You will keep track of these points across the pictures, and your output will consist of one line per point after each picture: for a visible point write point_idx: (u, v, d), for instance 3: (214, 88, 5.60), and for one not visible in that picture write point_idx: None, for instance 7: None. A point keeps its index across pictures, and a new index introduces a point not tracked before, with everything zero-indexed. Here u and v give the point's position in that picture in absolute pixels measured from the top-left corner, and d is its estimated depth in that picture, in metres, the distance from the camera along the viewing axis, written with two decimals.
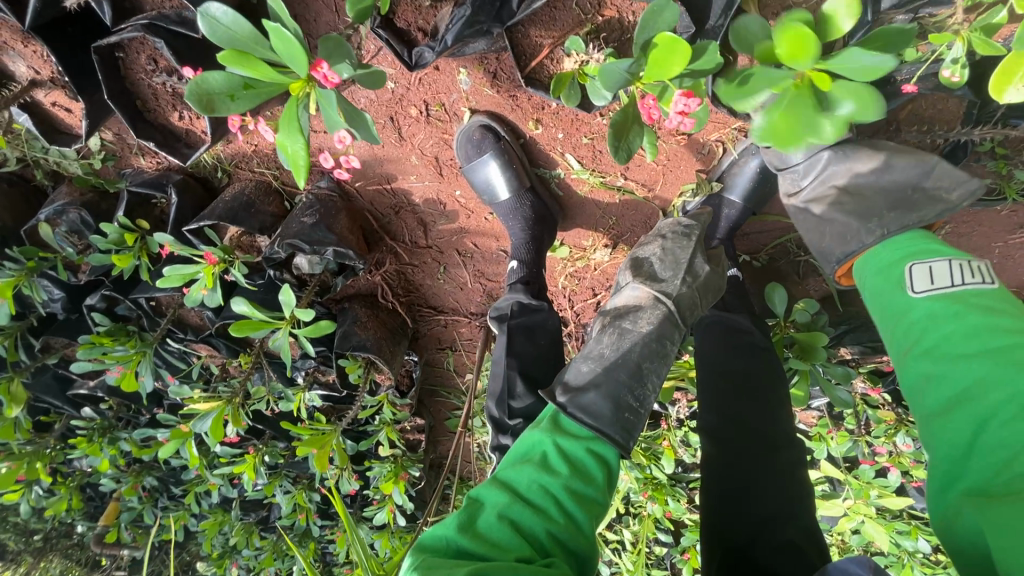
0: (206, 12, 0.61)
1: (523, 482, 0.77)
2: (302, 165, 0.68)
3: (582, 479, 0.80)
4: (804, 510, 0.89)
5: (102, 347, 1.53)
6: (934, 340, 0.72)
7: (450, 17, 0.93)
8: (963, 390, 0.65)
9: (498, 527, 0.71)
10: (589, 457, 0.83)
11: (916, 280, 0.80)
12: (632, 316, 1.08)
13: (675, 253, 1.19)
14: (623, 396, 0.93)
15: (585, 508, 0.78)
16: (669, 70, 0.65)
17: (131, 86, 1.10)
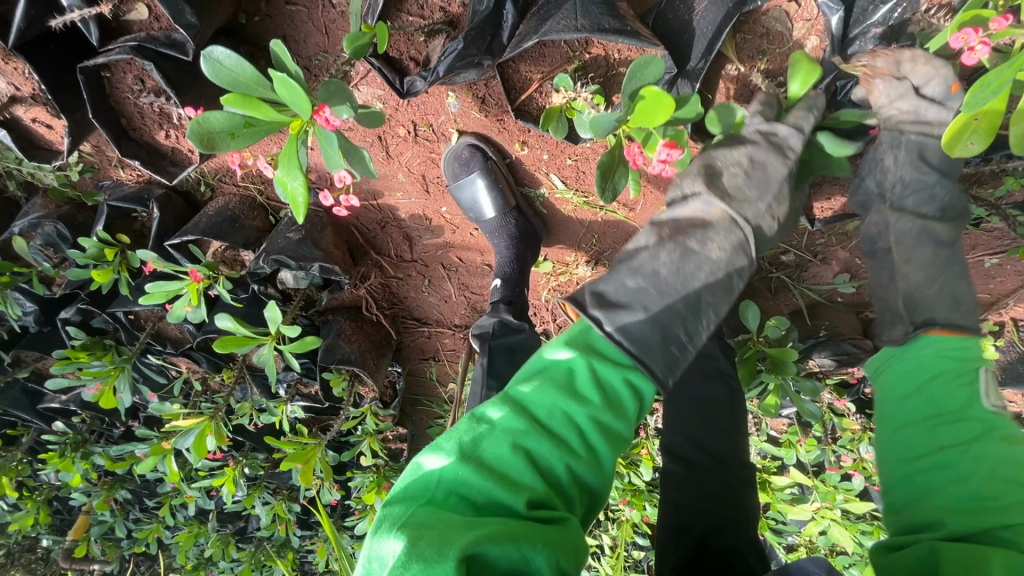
0: (209, 55, 0.62)
1: (541, 408, 0.69)
2: (302, 203, 0.70)
3: (611, 410, 0.71)
4: (745, 517, 1.04)
5: (78, 362, 1.51)
6: (978, 438, 0.70)
7: (442, 50, 0.95)
8: (991, 499, 0.64)
9: (511, 456, 0.64)
10: (625, 387, 0.73)
11: (985, 390, 0.76)
12: (698, 235, 0.84)
13: (762, 166, 0.91)
14: (675, 327, 0.77)
15: (610, 440, 0.70)
16: (653, 117, 0.72)
17: (116, 104, 1.10)
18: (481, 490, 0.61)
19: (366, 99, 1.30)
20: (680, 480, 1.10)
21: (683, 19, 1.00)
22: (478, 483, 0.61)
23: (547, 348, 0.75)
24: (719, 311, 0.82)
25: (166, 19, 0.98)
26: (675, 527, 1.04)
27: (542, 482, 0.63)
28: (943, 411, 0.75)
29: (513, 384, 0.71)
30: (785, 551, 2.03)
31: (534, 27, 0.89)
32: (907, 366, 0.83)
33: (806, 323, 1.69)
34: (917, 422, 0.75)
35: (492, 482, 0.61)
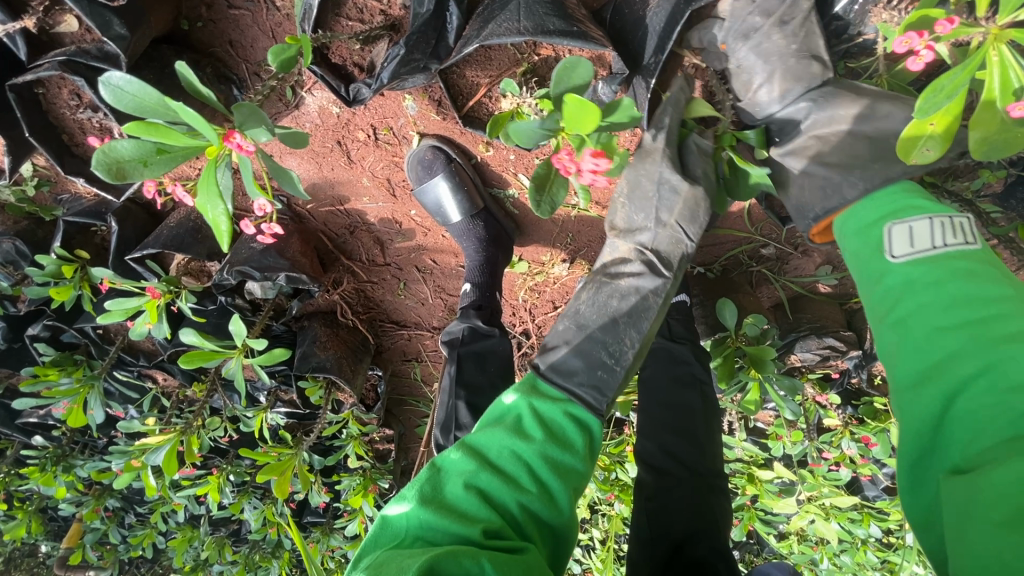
0: (108, 81, 0.59)
1: (493, 450, 0.73)
2: (225, 231, 0.67)
3: (559, 445, 0.76)
4: (717, 528, 1.01)
5: (47, 380, 1.48)
6: (910, 300, 0.68)
7: (385, 56, 0.90)
8: (936, 360, 0.62)
9: (467, 500, 0.66)
10: (569, 421, 0.79)
11: (894, 242, 0.75)
12: (612, 271, 1.03)
13: (642, 184, 1.04)
14: (595, 352, 0.91)
15: (563, 476, 0.73)
16: (580, 122, 0.78)
17: (55, 120, 1.05)
18: (439, 533, 0.62)
19: (321, 104, 1.26)
20: (653, 489, 1.08)
21: (638, 15, 0.99)
22: (436, 527, 0.63)
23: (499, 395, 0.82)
24: (640, 328, 0.94)
25: (95, 31, 0.93)
26: (649, 537, 1.01)
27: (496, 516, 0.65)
28: (882, 290, 0.73)
29: (470, 433, 0.76)
30: (777, 542, 2.01)
31: (476, 30, 0.84)
32: (858, 244, 0.82)
33: (788, 316, 1.67)
34: (879, 306, 0.73)
35: (449, 521, 0.63)
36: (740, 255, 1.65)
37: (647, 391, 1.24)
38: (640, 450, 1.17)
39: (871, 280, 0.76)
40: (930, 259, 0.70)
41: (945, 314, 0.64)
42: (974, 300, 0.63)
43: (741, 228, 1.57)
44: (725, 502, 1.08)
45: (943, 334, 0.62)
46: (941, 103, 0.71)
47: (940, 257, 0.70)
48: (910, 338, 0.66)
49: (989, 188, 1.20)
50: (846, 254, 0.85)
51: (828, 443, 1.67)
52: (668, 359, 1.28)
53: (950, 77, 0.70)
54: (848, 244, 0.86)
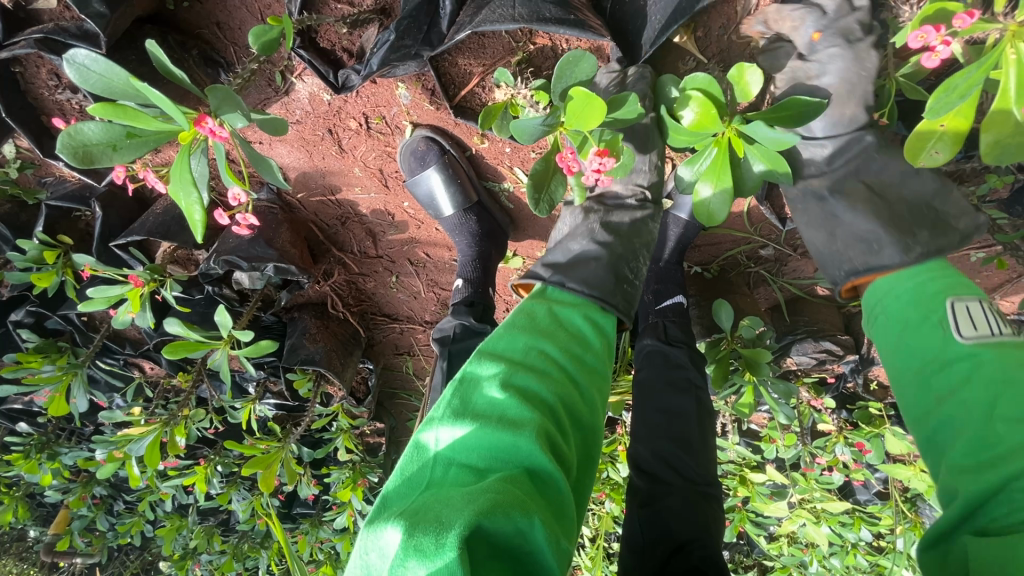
0: (71, 59, 0.55)
1: (522, 356, 0.70)
2: (198, 221, 0.64)
3: (580, 344, 0.77)
4: (710, 538, 0.98)
5: (29, 367, 1.45)
6: (951, 389, 0.62)
7: (374, 41, 0.87)
8: (991, 445, 0.56)
9: (512, 405, 0.61)
10: (588, 326, 0.81)
11: (958, 323, 0.66)
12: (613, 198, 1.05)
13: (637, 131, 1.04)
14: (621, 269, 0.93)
15: (586, 371, 0.75)
16: (587, 120, 0.74)
17: (34, 101, 1.01)
18: (490, 443, 0.57)
19: (312, 91, 1.22)
20: (644, 494, 1.06)
21: (639, 4, 0.96)
22: (486, 436, 0.57)
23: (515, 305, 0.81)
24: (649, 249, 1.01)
25: (73, 8, 0.89)
26: (643, 543, 0.99)
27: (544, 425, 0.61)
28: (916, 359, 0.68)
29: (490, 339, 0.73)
30: (767, 543, 2.00)
31: (469, 16, 0.80)
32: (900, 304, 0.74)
33: (785, 319, 1.64)
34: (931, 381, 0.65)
35: (499, 432, 0.58)
36: (738, 256, 1.62)
37: (642, 394, 1.22)
38: (634, 454, 1.15)
39: (904, 353, 0.70)
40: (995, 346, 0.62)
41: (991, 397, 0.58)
42: (1009, 381, 0.58)
43: (740, 228, 1.54)
44: (718, 512, 1.05)
45: (983, 405, 0.58)
46: (953, 104, 0.68)
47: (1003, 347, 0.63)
48: (949, 421, 0.61)
49: (995, 194, 1.17)
50: (876, 327, 0.77)
51: (822, 448, 1.66)
52: (664, 362, 1.25)
53: (963, 76, 0.66)
54: (881, 316, 0.76)
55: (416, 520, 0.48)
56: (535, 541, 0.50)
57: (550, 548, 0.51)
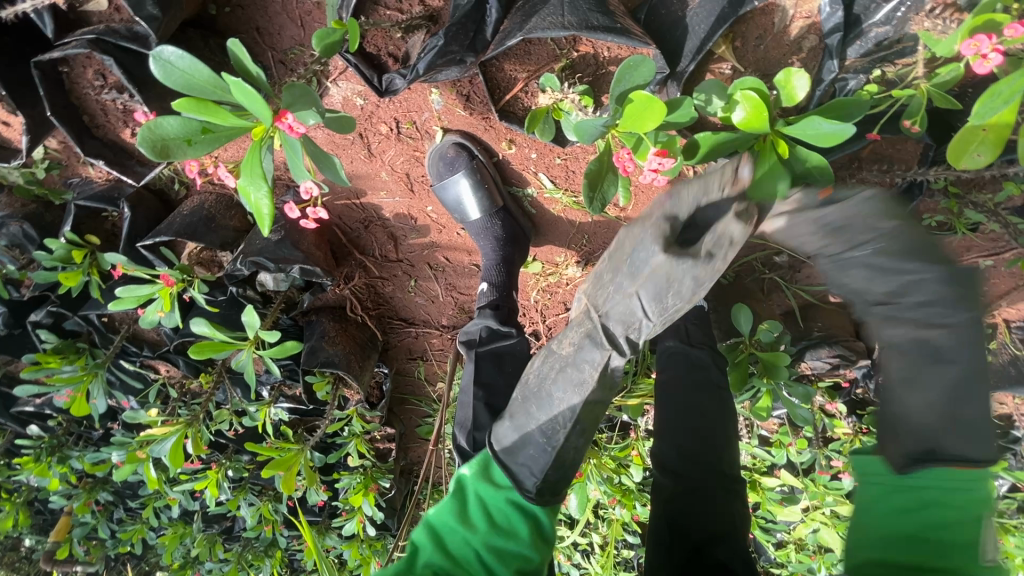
0: (159, 56, 0.57)
1: (484, 500, 0.89)
2: (266, 215, 0.66)
3: (504, 534, 0.85)
4: (736, 537, 0.99)
5: (49, 368, 1.45)
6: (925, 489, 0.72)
7: (422, 46, 0.90)
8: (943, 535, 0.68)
9: (456, 542, 0.84)
10: (512, 506, 0.89)
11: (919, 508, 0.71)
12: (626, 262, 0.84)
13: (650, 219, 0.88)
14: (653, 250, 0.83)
15: (509, 564, 0.82)
16: (642, 122, 0.78)
17: (77, 101, 1.03)
18: (430, 571, 0.81)
19: (346, 96, 1.25)
20: (669, 493, 1.07)
21: (677, 15, 0.98)
22: (429, 565, 0.81)
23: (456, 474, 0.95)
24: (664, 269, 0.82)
25: (126, 10, 0.91)
26: (668, 537, 1.00)
27: (485, 553, 0.83)
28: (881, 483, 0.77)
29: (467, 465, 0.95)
30: (776, 550, 2.01)
31: (519, 23, 0.84)
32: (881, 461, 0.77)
33: (798, 325, 1.68)
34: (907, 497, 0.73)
35: (437, 560, 0.82)
36: (752, 262, 1.66)
37: (665, 394, 1.23)
38: (656, 453, 1.16)
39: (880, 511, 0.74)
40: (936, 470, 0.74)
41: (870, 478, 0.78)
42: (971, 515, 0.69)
43: (755, 234, 1.59)
44: (743, 512, 1.06)
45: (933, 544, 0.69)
46: (996, 109, 0.71)
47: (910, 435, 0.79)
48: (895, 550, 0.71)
49: (1009, 203, 1.22)
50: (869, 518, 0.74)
51: (837, 452, 1.67)
52: (686, 364, 1.27)
53: (1007, 82, 0.70)
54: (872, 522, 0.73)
55: None
56: None
57: None
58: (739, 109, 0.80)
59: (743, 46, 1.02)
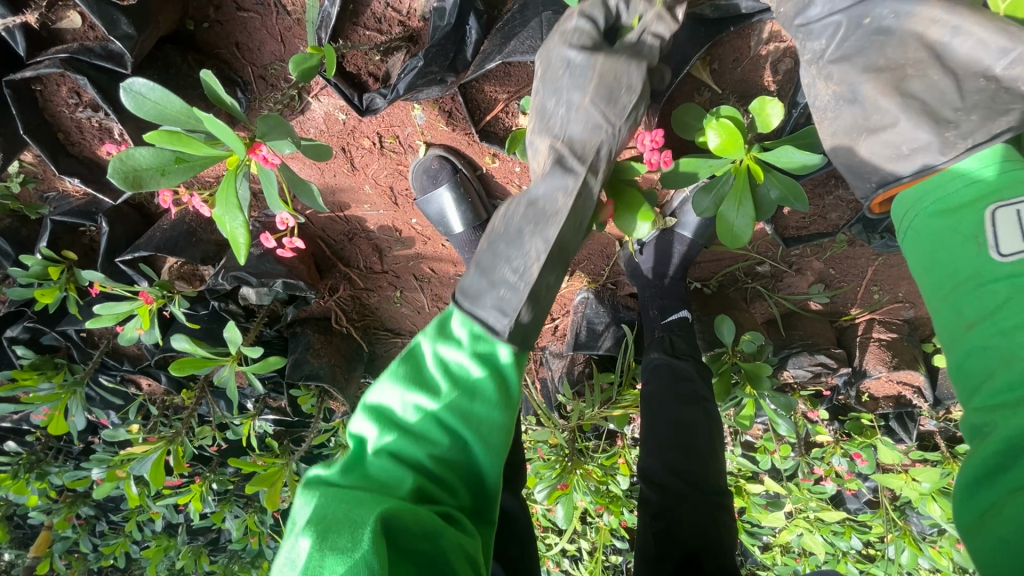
0: (129, 88, 0.56)
1: (442, 360, 0.66)
2: (242, 244, 0.65)
3: (463, 395, 0.64)
4: (725, 544, 1.02)
5: (25, 385, 1.42)
6: (1000, 363, 0.55)
7: (402, 67, 0.90)
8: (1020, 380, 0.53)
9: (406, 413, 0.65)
10: (470, 375, 0.65)
11: (998, 233, 0.59)
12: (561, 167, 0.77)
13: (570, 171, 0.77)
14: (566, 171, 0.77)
15: (474, 422, 0.64)
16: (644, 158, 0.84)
17: (51, 118, 1.01)
18: (386, 454, 0.63)
19: (328, 110, 1.24)
20: (656, 507, 1.10)
21: None
22: (381, 450, 0.63)
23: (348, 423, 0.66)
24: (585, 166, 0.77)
25: (100, 29, 0.90)
26: (658, 552, 1.03)
27: (446, 422, 0.64)
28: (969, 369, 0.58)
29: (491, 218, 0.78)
30: (761, 553, 2.03)
31: (498, 45, 0.84)
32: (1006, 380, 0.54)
33: (781, 333, 1.70)
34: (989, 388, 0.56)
35: (390, 442, 0.64)
36: (736, 272, 1.68)
37: (652, 407, 1.25)
38: (644, 466, 1.19)
39: (935, 246, 0.66)
40: None
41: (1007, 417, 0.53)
42: None
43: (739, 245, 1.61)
44: (732, 522, 1.08)
45: (994, 263, 0.58)
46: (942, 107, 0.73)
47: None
48: (971, 306, 0.60)
49: None
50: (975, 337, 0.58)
51: (820, 459, 1.71)
52: (671, 376, 1.27)
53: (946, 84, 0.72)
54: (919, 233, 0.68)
55: (325, 528, 0.55)
56: (440, 547, 0.58)
57: (454, 552, 0.59)
58: (715, 137, 0.80)
59: (722, 67, 1.02)
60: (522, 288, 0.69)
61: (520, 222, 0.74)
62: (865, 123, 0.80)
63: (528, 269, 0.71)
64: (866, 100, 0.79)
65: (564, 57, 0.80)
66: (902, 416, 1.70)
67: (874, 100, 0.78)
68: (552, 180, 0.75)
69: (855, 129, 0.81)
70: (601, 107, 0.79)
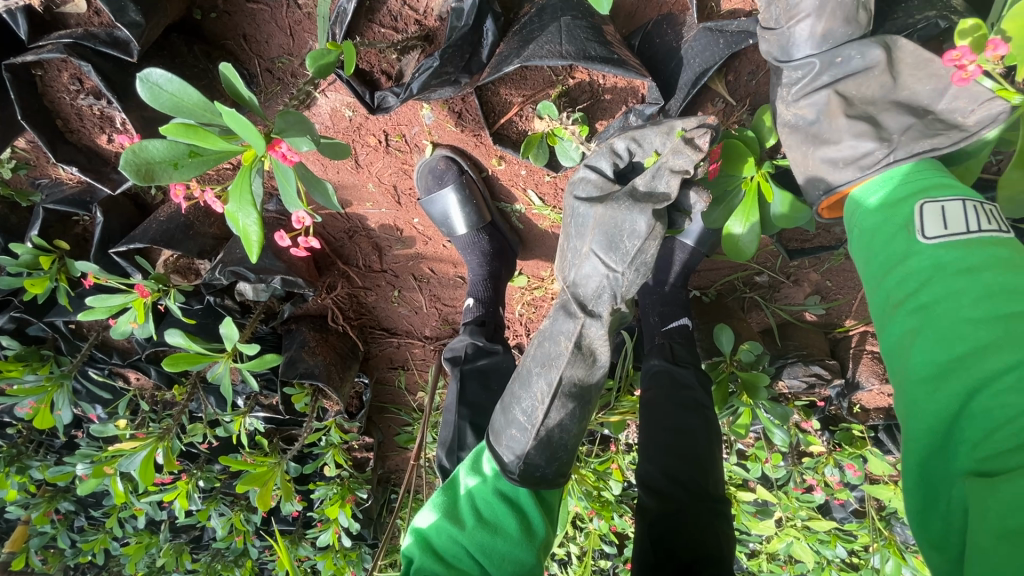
0: (146, 78, 0.55)
1: (474, 498, 0.90)
2: (255, 241, 0.64)
3: (493, 530, 0.86)
4: (724, 555, 1.01)
5: (10, 377, 1.38)
6: (915, 335, 0.59)
7: (416, 66, 0.89)
8: (958, 345, 0.54)
9: (445, 541, 0.86)
10: (502, 506, 0.87)
11: (924, 221, 0.65)
12: (615, 233, 0.87)
13: (615, 236, 0.87)
14: (611, 237, 0.88)
15: (500, 557, 0.84)
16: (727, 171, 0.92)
17: (50, 104, 0.98)
18: None
19: (334, 106, 1.23)
20: (654, 512, 1.09)
21: (671, 46, 0.96)
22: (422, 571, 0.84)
23: (421, 515, 0.92)
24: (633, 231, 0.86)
25: (106, 15, 0.87)
26: (655, 555, 1.02)
27: (475, 552, 0.85)
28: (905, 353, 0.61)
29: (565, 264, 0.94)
30: (748, 560, 2.05)
31: (516, 48, 0.83)
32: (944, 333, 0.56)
33: (776, 342, 1.71)
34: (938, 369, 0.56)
35: (429, 565, 0.84)
36: (735, 281, 1.69)
37: (651, 414, 1.25)
38: (642, 473, 1.18)
39: (876, 239, 0.70)
40: (964, 241, 0.61)
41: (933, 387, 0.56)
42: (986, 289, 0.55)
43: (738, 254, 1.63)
44: (729, 532, 1.08)
45: (919, 244, 0.63)
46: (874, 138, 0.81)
47: (976, 242, 0.60)
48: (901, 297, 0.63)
49: None
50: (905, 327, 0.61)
51: (812, 469, 1.74)
52: (671, 383, 1.28)
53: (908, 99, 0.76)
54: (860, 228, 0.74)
55: None
56: None
57: None
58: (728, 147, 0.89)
59: (736, 79, 1.01)
60: (530, 430, 0.90)
61: (533, 366, 0.95)
62: (817, 139, 0.85)
63: (534, 413, 0.91)
64: (824, 121, 0.84)
65: (580, 211, 0.93)
66: (891, 427, 1.72)
67: (832, 121, 0.83)
68: (559, 327, 0.92)
69: (806, 141, 0.87)
70: (603, 255, 0.88)
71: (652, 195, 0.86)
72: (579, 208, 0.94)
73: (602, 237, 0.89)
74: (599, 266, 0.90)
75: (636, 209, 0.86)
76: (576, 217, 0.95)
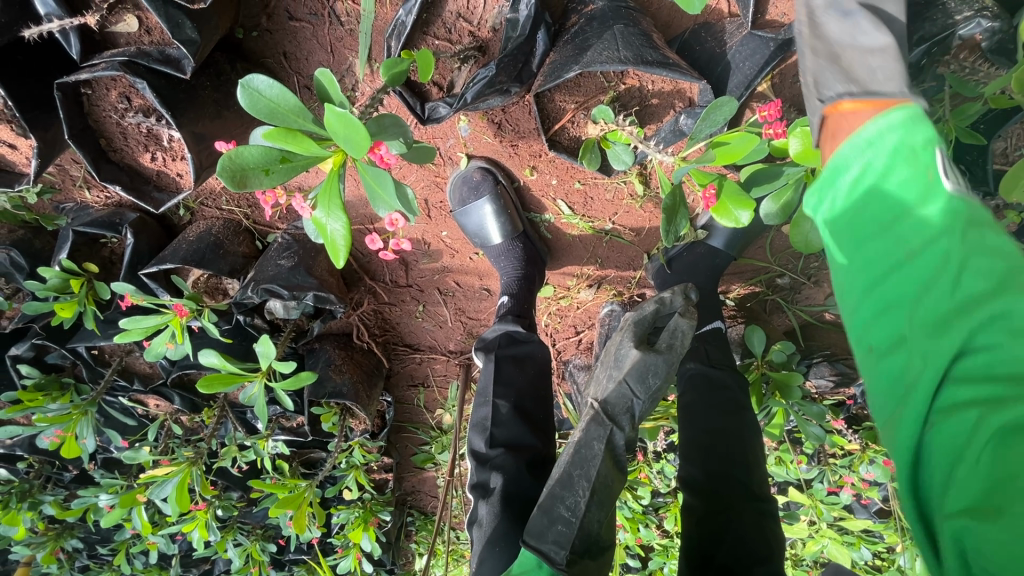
0: (248, 84, 0.58)
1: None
2: (342, 248, 0.64)
3: None
4: (775, 555, 1.00)
5: (33, 406, 1.33)
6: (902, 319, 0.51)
7: (471, 77, 0.93)
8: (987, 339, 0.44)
9: None
10: None
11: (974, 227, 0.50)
12: (642, 377, 0.97)
13: (651, 368, 0.97)
14: (655, 383, 0.98)
15: None
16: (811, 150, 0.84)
17: (95, 123, 1.01)
18: None
19: None
20: (700, 513, 1.08)
21: (712, 51, 1.03)
22: None
23: None
24: (626, 355, 0.99)
25: (162, 34, 0.90)
26: (698, 559, 1.01)
27: None
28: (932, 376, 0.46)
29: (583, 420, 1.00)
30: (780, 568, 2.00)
31: (573, 56, 0.87)
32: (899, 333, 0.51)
33: (801, 342, 1.72)
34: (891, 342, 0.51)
35: None
36: (756, 284, 1.73)
37: (691, 415, 1.25)
38: (685, 475, 1.18)
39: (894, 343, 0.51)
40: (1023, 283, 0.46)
41: (983, 449, 0.41)
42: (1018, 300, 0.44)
43: (761, 258, 1.67)
44: (780, 531, 1.06)
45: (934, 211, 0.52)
46: None
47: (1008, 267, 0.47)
48: (888, 319, 0.52)
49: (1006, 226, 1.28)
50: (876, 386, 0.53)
51: (847, 467, 1.69)
52: (707, 385, 1.29)
53: None
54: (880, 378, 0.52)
55: None
56: None
57: None
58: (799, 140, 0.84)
59: (782, 81, 1.05)
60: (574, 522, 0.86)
61: (573, 470, 0.92)
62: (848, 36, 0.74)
63: (578, 506, 0.88)
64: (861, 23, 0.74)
65: (620, 351, 1.02)
66: None
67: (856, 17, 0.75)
68: (593, 433, 0.95)
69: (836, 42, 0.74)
70: (634, 384, 0.97)
71: (660, 345, 0.99)
72: (622, 352, 1.01)
73: (632, 373, 0.97)
74: (627, 391, 0.98)
75: (659, 358, 0.97)
76: (612, 367, 1.03)
